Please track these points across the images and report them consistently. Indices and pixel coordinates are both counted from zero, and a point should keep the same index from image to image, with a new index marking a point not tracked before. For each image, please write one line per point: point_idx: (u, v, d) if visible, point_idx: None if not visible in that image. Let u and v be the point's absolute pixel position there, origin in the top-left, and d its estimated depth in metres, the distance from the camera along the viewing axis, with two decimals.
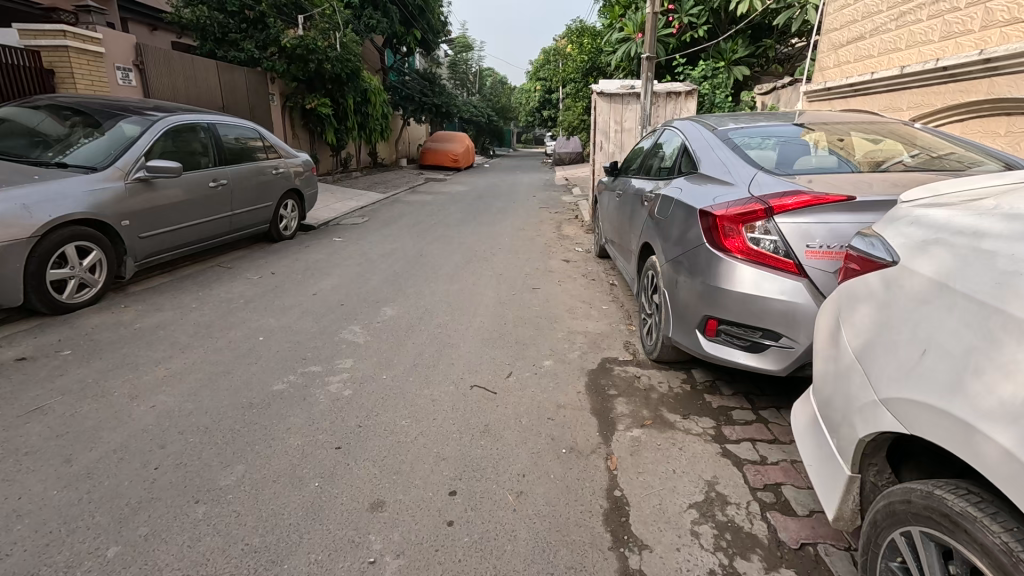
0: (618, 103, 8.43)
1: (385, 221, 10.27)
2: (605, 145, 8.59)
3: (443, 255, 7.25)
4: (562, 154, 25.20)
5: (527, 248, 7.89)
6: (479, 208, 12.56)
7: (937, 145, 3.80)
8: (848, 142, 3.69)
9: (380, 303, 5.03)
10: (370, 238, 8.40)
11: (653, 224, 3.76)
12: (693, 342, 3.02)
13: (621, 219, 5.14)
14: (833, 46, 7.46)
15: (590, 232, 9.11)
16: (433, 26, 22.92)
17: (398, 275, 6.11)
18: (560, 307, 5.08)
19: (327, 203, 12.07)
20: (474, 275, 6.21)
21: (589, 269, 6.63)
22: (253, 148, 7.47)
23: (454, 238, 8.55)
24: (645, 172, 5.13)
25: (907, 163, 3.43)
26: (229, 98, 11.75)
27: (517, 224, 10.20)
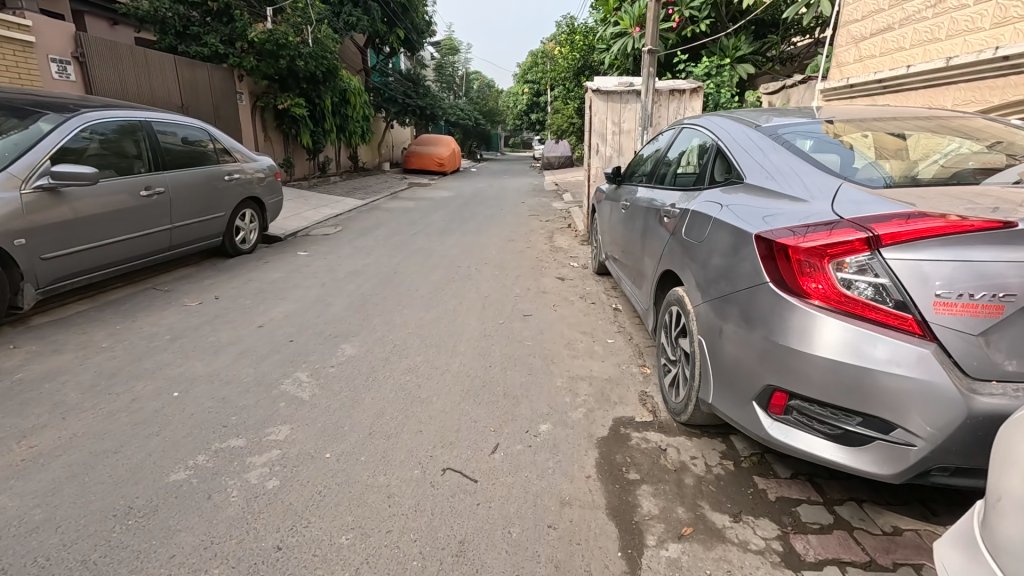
0: (615, 101, 7.64)
1: (360, 231, 9.37)
2: (600, 148, 7.78)
3: (421, 272, 6.39)
4: (551, 158, 24.45)
5: (516, 263, 7.04)
6: (464, 216, 11.70)
7: (986, 136, 3.01)
8: (877, 137, 2.89)
9: (340, 339, 4.15)
10: (341, 252, 7.49)
11: (678, 247, 2.93)
12: (747, 417, 2.19)
13: (628, 235, 4.32)
14: (853, 39, 6.73)
15: (585, 243, 8.28)
16: (417, 25, 22.08)
17: (367, 299, 5.24)
18: (557, 341, 4.24)
19: (299, 211, 11.13)
20: (455, 298, 5.35)
21: (586, 289, 5.79)
22: (202, 151, 6.54)
23: (435, 251, 7.68)
24: (655, 178, 4.30)
25: (947, 165, 2.65)
26: (189, 96, 10.75)
27: (504, 233, 9.35)
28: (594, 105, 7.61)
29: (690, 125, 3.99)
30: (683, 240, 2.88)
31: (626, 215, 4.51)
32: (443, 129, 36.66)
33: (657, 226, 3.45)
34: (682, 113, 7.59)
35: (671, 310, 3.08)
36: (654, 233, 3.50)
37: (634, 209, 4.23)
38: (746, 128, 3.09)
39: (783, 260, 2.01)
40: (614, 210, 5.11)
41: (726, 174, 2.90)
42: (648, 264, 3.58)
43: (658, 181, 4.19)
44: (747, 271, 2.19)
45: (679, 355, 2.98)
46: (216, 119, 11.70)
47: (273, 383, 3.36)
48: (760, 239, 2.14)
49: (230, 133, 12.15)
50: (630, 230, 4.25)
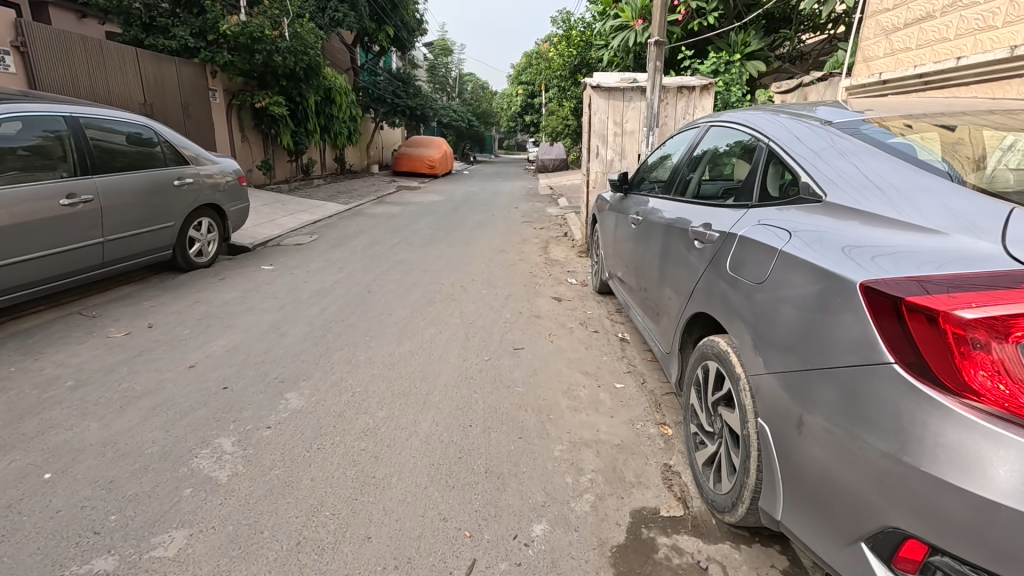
0: (617, 99, 6.89)
1: (337, 241, 8.57)
2: (600, 150, 7.03)
3: (399, 291, 5.61)
4: (546, 160, 23.75)
5: (508, 279, 6.27)
6: (453, 222, 10.92)
7: None
8: (920, 128, 2.12)
9: (286, 386, 3.36)
10: (310, 266, 6.71)
11: (718, 285, 2.17)
12: (850, 565, 1.41)
13: (641, 257, 3.57)
14: (883, 30, 6.03)
15: (583, 255, 7.54)
16: (408, 22, 21.35)
17: (330, 327, 4.45)
18: (554, 387, 3.47)
19: (274, 217, 10.32)
20: (434, 326, 4.56)
21: (587, 313, 5.04)
22: (149, 151, 5.76)
23: (417, 264, 6.91)
24: (670, 188, 3.53)
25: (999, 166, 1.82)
26: (154, 91, 9.91)
27: (495, 243, 8.59)
28: (595, 103, 6.87)
29: (717, 123, 3.23)
30: (726, 276, 2.11)
31: (637, 231, 3.75)
32: (435, 130, 35.90)
33: (682, 250, 2.69)
34: (691, 112, 6.86)
35: (708, 366, 2.34)
36: (678, 260, 2.73)
37: (647, 224, 3.48)
38: (803, 124, 2.34)
39: (929, 330, 1.25)
40: (621, 224, 4.35)
41: (783, 188, 2.15)
42: (671, 299, 2.82)
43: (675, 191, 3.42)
44: (849, 339, 1.42)
45: (721, 428, 2.23)
46: (186, 118, 10.88)
47: (185, 456, 2.57)
48: (876, 290, 1.38)
49: (201, 133, 11.32)
50: (643, 251, 3.50)
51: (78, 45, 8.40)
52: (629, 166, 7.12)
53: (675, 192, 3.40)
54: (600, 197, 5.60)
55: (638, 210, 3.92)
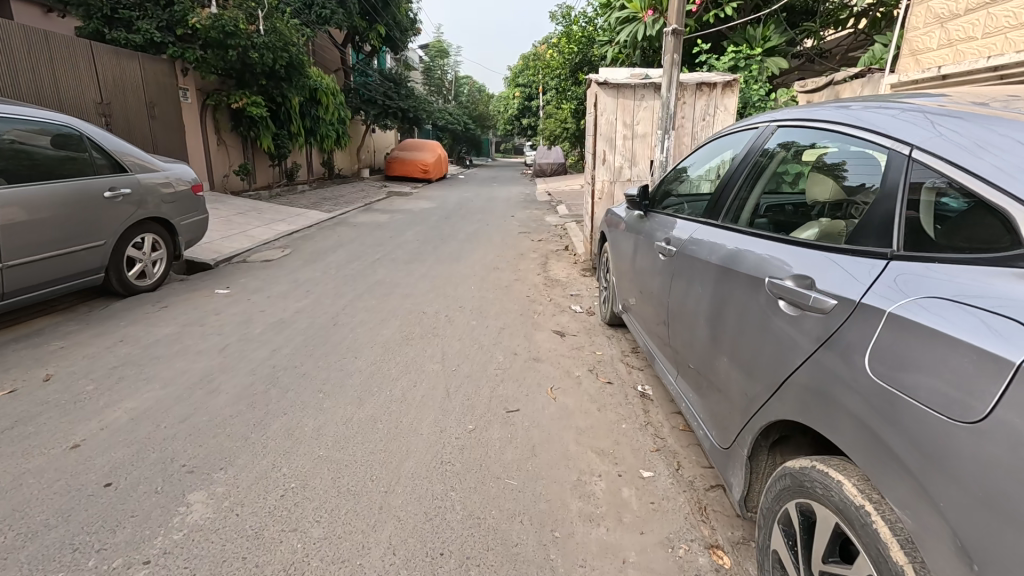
0: (627, 97, 6.02)
1: (312, 255, 7.67)
2: (607, 156, 6.17)
3: (371, 324, 4.72)
4: (544, 164, 23.03)
5: (501, 306, 5.39)
6: (444, 233, 10.05)
7: None
8: None
9: (194, 481, 2.46)
10: (274, 288, 5.82)
11: (846, 397, 1.31)
12: None
13: (672, 301, 2.71)
14: (938, 18, 5.20)
15: (588, 273, 6.67)
16: (400, 21, 20.53)
17: (277, 378, 3.57)
18: (560, 477, 2.59)
19: (246, 228, 9.43)
20: (408, 376, 3.68)
21: (596, 354, 4.16)
22: (75, 155, 4.91)
23: (397, 286, 6.03)
24: (713, 206, 2.63)
25: None
26: (111, 88, 9.05)
27: (488, 258, 7.72)
28: (601, 101, 6.00)
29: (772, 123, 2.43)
30: (866, 383, 1.26)
31: (666, 264, 2.88)
32: (431, 132, 35.10)
33: (753, 310, 1.82)
34: (711, 112, 6.00)
35: (811, 508, 1.47)
36: (745, 325, 1.87)
37: (684, 257, 2.59)
38: (907, 114, 1.69)
39: None
40: (641, 250, 3.48)
41: (949, 225, 1.33)
42: (730, 378, 1.96)
43: (724, 212, 2.51)
44: None
45: None
46: (153, 119, 10.01)
47: None
48: None
49: (171, 136, 10.44)
50: (677, 293, 2.63)
51: (20, 37, 7.54)
52: (641, 173, 6.26)
53: (724, 216, 2.50)
54: (612, 211, 4.74)
55: (665, 238, 3.03)
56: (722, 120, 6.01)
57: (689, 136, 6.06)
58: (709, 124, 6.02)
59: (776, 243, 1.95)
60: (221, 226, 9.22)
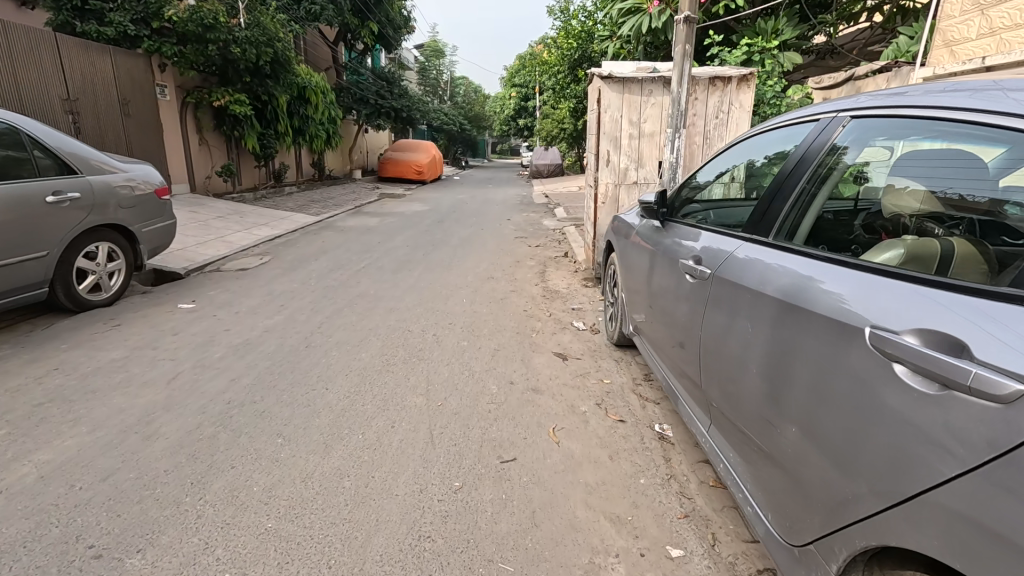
0: (633, 92, 5.50)
1: (292, 263, 7.12)
2: (611, 157, 5.66)
3: (349, 345, 4.19)
4: (540, 165, 22.57)
5: (496, 322, 4.86)
6: (436, 237, 9.51)
7: None
8: None
9: (99, 573, 1.93)
10: (246, 302, 5.28)
11: (1010, 512, 0.93)
12: None
13: (704, 339, 2.19)
14: (979, 5, 4.71)
15: (590, 284, 6.16)
16: (393, 19, 20.03)
17: (229, 417, 3.02)
18: (567, 559, 2.05)
19: (225, 233, 8.88)
20: (385, 414, 3.14)
21: (603, 383, 3.64)
22: (15, 154, 4.36)
23: (382, 300, 5.50)
24: (759, 216, 2.10)
25: None
26: (79, 84, 8.50)
27: (483, 266, 7.20)
28: (605, 97, 5.48)
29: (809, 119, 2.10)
30: None
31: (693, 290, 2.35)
32: (426, 132, 34.58)
33: (839, 371, 1.34)
34: (726, 109, 5.49)
35: None
36: (826, 390, 1.38)
37: (722, 284, 2.05)
38: (998, 97, 1.40)
39: None
40: (659, 268, 2.93)
41: None
42: (804, 458, 1.45)
43: (777, 226, 1.98)
44: None
45: None
46: (127, 117, 9.45)
47: None
48: None
49: (147, 135, 9.87)
50: (712, 329, 2.11)
51: None
52: (648, 175, 5.75)
53: (778, 230, 1.97)
54: (622, 216, 4.21)
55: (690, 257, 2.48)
56: (737, 118, 5.50)
57: (701, 135, 5.55)
58: (723, 122, 5.52)
59: (859, 271, 1.47)
60: (198, 231, 8.66)
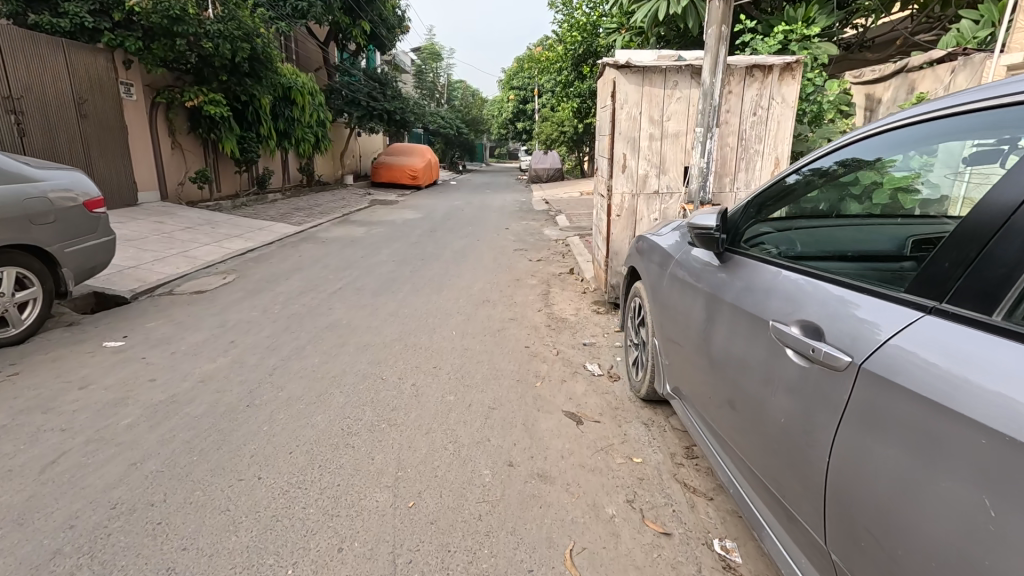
0: (654, 84, 4.62)
1: (258, 283, 6.22)
2: (628, 162, 4.80)
3: (302, 403, 3.29)
4: (539, 169, 21.66)
5: (491, 365, 3.94)
6: (426, 250, 8.60)
7: None
8: None
9: None
10: (189, 338, 4.37)
11: None
12: None
13: (831, 464, 1.33)
14: None
15: (601, 311, 5.27)
16: (386, 18, 19.25)
17: (106, 537, 2.11)
18: None
19: (191, 246, 7.97)
20: (331, 526, 2.23)
21: (632, 463, 2.74)
22: None
23: (354, 334, 4.58)
24: (950, 265, 1.22)
25: None
26: (24, 81, 7.67)
27: (478, 285, 6.31)
28: (622, 90, 4.61)
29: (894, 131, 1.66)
30: None
31: (803, 376, 1.46)
32: (421, 135, 33.69)
33: None
34: (765, 105, 4.60)
35: None
36: None
37: (897, 392, 1.16)
38: None
39: None
40: (720, 320, 2.04)
41: None
42: None
43: (1012, 293, 1.08)
44: None
45: None
46: (85, 118, 8.58)
47: None
48: None
49: (108, 138, 9.00)
50: (855, 458, 1.25)
51: None
52: (671, 183, 4.87)
53: (1017, 299, 1.07)
54: (652, 237, 3.32)
55: (796, 319, 1.56)
56: (779, 114, 4.62)
57: (735, 135, 4.68)
58: (762, 120, 4.64)
59: None
60: (159, 244, 7.75)
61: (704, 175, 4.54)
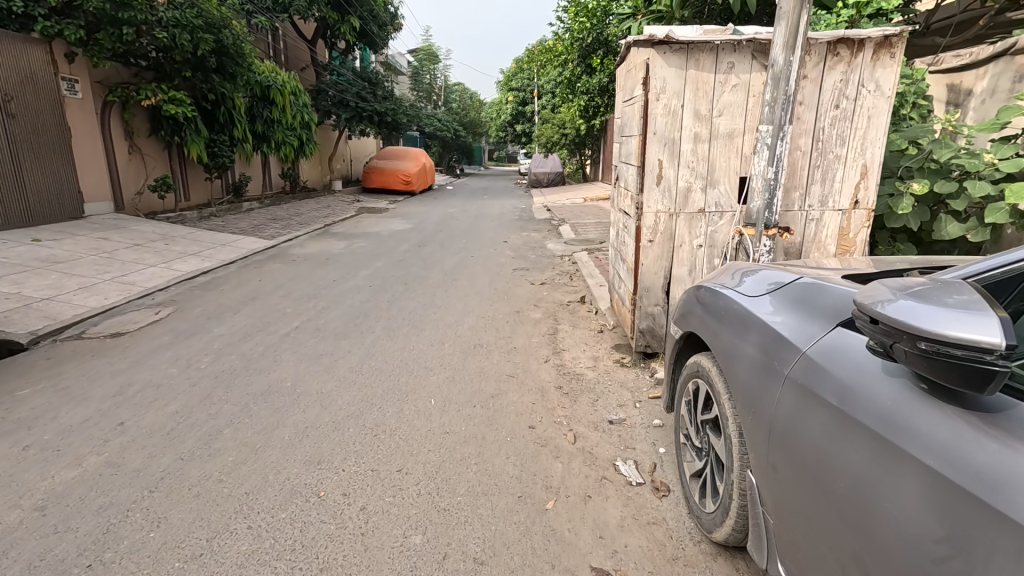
0: (702, 66, 3.43)
1: (196, 321, 5.01)
2: (664, 171, 3.62)
3: (181, 558, 2.08)
4: (540, 173, 20.48)
5: (480, 467, 2.74)
6: (411, 270, 7.40)
7: None
8: None
9: None
10: (63, 417, 3.14)
11: None
12: None
13: None
14: None
15: (625, 363, 4.08)
16: (377, 14, 18.10)
17: None
18: None
19: (133, 267, 6.76)
20: None
21: None
22: None
23: (297, 406, 3.38)
24: None
25: None
26: None
27: (468, 322, 5.12)
28: (658, 76, 3.44)
29: None
30: None
31: None
32: (417, 138, 32.44)
33: None
34: (851, 93, 3.41)
35: None
36: None
37: None
38: None
39: None
40: None
41: None
42: None
43: None
44: None
45: None
46: (13, 118, 7.40)
47: None
48: None
49: (42, 140, 7.81)
50: None
51: None
52: (721, 198, 3.68)
53: None
54: (730, 293, 2.13)
55: None
56: (870, 107, 3.43)
57: (809, 134, 3.49)
58: (847, 114, 3.44)
59: None
60: (92, 266, 6.54)
61: (771, 188, 3.35)
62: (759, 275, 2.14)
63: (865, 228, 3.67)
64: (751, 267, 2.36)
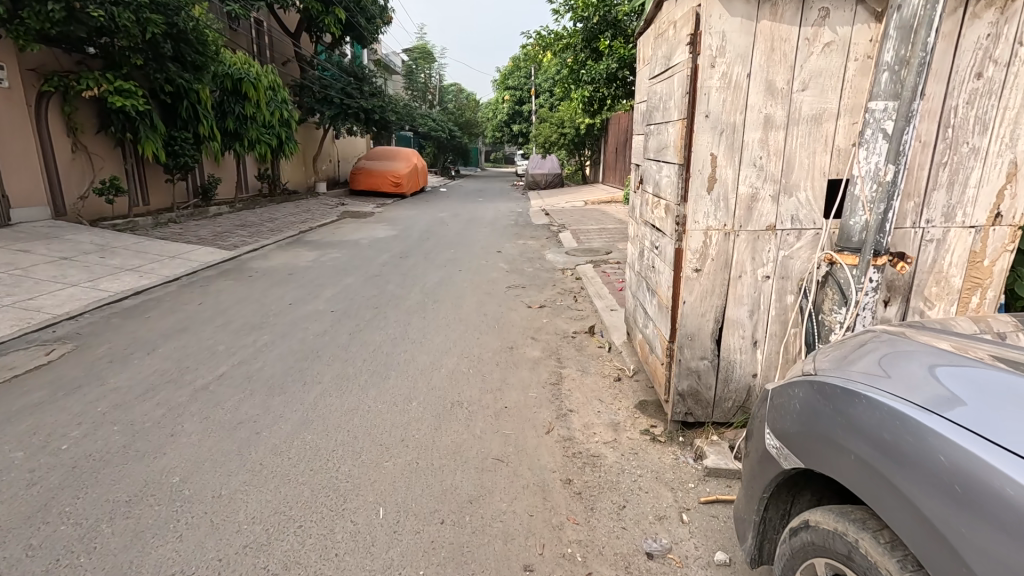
0: (781, 18, 2.31)
1: (95, 366, 3.87)
2: (719, 171, 2.50)
3: None
4: (536, 175, 19.31)
5: None
6: (386, 289, 6.25)
7: None
8: None
9: None
10: None
11: None
12: None
13: None
14: None
15: (657, 436, 2.96)
16: (364, 5, 16.92)
17: None
18: None
19: (48, 288, 5.62)
20: None
21: None
22: None
23: (170, 526, 2.23)
24: None
25: None
26: None
27: (446, 365, 3.99)
28: (713, 30, 2.33)
29: None
30: None
31: None
32: (411, 138, 31.19)
33: None
34: (1001, 56, 2.28)
35: None
36: None
37: None
38: None
39: None
40: None
41: None
42: None
43: None
44: None
45: None
46: None
47: None
48: None
49: None
50: None
51: None
52: (800, 211, 2.55)
53: None
54: (946, 427, 1.06)
55: None
56: None
57: (933, 118, 2.37)
58: (991, 86, 2.33)
59: None
60: None
61: (889, 196, 2.21)
62: (998, 387, 1.08)
63: (1008, 252, 2.54)
64: (935, 356, 1.30)
